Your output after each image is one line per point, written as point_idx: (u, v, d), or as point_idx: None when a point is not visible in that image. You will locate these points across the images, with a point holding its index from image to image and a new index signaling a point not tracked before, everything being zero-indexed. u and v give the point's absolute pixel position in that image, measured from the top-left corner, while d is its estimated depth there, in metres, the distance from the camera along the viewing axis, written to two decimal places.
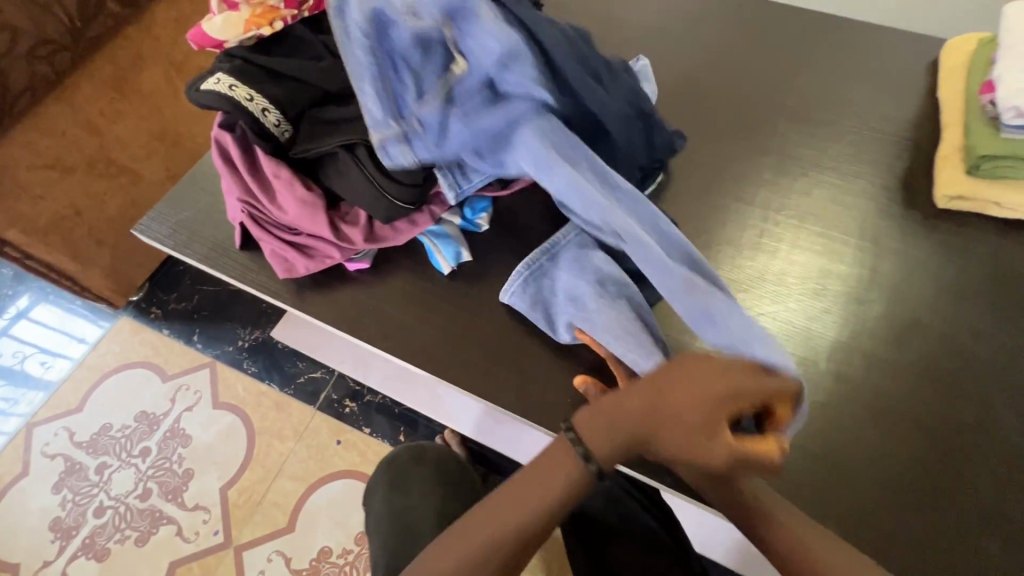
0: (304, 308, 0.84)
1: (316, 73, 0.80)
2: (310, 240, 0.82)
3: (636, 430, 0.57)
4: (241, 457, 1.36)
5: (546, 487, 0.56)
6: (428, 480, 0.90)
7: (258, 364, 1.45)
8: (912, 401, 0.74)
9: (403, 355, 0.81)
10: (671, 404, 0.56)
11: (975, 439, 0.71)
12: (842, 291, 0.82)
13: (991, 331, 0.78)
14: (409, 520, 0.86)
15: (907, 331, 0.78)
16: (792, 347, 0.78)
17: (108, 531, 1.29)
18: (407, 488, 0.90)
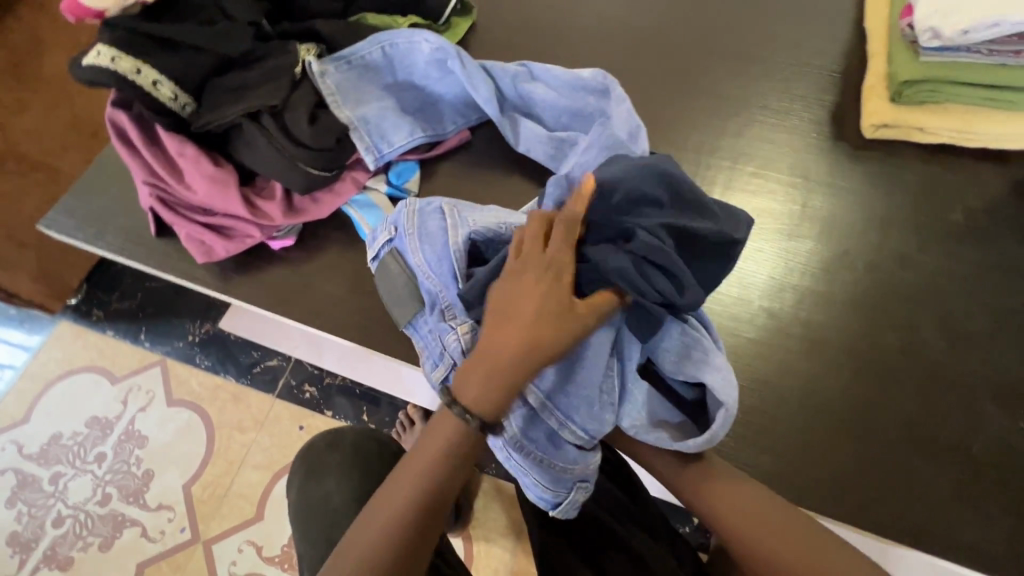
0: (228, 292, 0.81)
1: (200, 36, 0.74)
2: (227, 220, 0.78)
3: (510, 379, 0.56)
4: (202, 453, 1.33)
5: (432, 442, 0.58)
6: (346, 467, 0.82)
7: (212, 357, 1.41)
8: (844, 331, 0.75)
9: (337, 331, 0.79)
10: (527, 292, 0.56)
11: (905, 362, 0.73)
12: (775, 227, 0.82)
13: (917, 257, 0.79)
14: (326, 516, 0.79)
15: (838, 262, 0.79)
16: (728, 284, 0.77)
17: (70, 539, 1.26)
18: (325, 478, 0.82)
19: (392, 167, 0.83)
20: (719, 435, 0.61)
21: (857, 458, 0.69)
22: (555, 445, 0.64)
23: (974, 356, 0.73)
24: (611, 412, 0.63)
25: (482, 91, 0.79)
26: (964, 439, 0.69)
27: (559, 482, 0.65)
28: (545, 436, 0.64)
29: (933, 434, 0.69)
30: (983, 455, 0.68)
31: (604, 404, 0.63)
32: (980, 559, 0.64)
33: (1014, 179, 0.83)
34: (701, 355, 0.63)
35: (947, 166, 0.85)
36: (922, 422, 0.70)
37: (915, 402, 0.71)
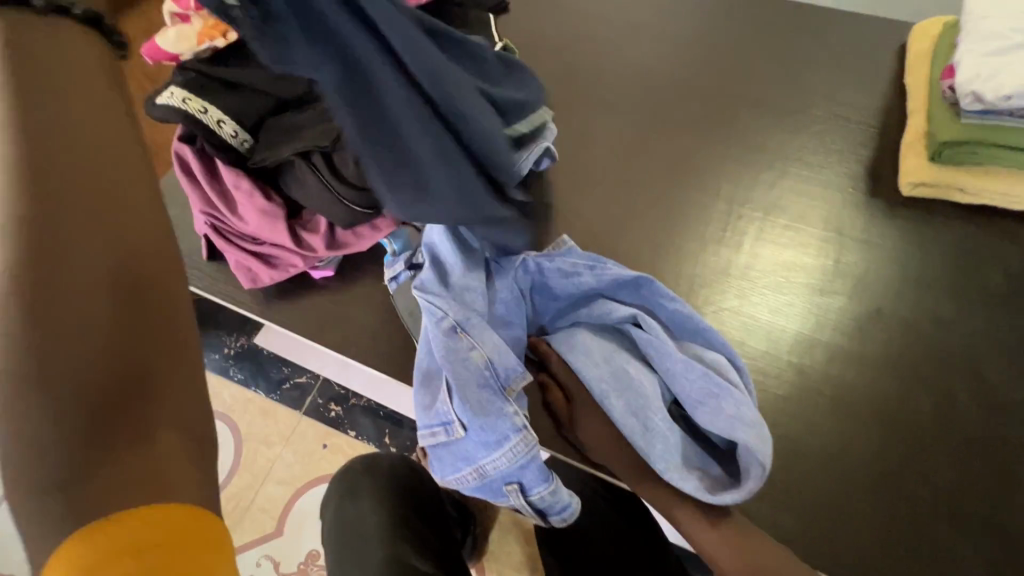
0: (270, 317, 0.85)
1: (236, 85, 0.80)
2: (273, 249, 0.82)
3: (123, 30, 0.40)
4: (229, 463, 1.37)
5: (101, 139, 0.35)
6: (385, 491, 0.75)
7: (244, 371, 1.46)
8: (874, 391, 0.73)
9: (368, 361, 0.82)
10: None
11: (937, 430, 0.71)
12: (806, 282, 0.81)
13: (952, 319, 0.77)
14: (353, 541, 0.71)
15: (870, 320, 0.78)
16: (757, 338, 0.77)
17: None
18: (358, 502, 0.74)
19: None
20: (753, 491, 0.62)
21: (886, 528, 0.67)
22: (462, 458, 0.66)
23: (1012, 428, 0.70)
24: (484, 422, 0.64)
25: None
26: (998, 514, 0.66)
27: (495, 493, 0.68)
28: (443, 451, 0.67)
29: (965, 507, 0.67)
30: (1019, 533, 0.65)
31: (455, 413, 0.65)
32: None
33: None
34: (730, 406, 0.63)
35: (987, 227, 0.83)
36: (954, 492, 0.68)
37: (947, 472, 0.69)
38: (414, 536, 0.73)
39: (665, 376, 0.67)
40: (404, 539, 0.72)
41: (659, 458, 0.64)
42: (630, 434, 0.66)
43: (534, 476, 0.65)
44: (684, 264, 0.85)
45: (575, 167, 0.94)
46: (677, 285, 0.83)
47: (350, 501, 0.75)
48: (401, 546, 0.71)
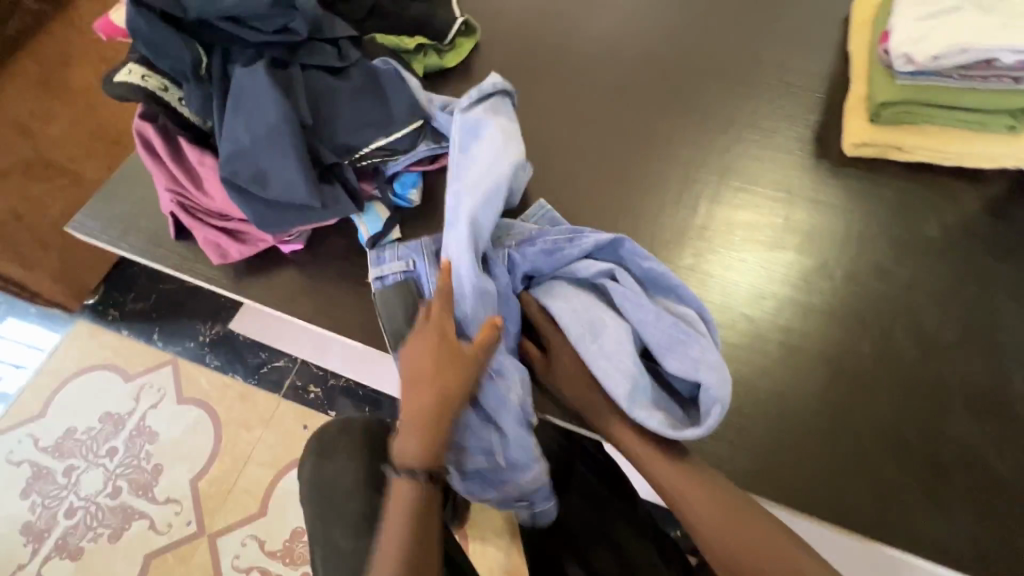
0: (242, 291, 0.86)
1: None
2: (243, 225, 0.83)
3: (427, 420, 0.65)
4: (210, 449, 1.38)
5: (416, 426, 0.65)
6: (363, 450, 0.76)
7: (221, 357, 1.47)
8: (820, 337, 0.78)
9: (342, 330, 0.84)
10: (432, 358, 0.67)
11: (877, 369, 0.76)
12: (758, 240, 0.86)
13: (891, 268, 0.82)
14: (332, 496, 0.74)
15: (818, 273, 0.83)
16: (712, 295, 0.82)
17: (80, 530, 1.30)
18: (336, 460, 0.76)
19: (398, 177, 0.87)
20: (710, 429, 0.66)
21: (831, 460, 0.72)
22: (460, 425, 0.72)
23: (945, 363, 0.76)
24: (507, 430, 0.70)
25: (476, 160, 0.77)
26: (932, 443, 0.72)
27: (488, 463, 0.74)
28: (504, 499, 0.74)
29: (902, 439, 0.72)
30: (951, 459, 0.71)
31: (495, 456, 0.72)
32: (947, 557, 0.67)
33: (987, 196, 0.87)
34: (694, 350, 0.68)
35: (924, 183, 0.89)
36: (892, 426, 0.73)
37: (885, 407, 0.74)
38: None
39: (637, 326, 0.70)
40: (383, 496, 0.74)
41: (627, 398, 0.68)
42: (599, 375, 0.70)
43: (520, 451, 0.70)
44: (645, 227, 0.88)
45: (539, 139, 0.97)
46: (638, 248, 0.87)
47: (328, 459, 0.76)
48: (378, 502, 0.74)
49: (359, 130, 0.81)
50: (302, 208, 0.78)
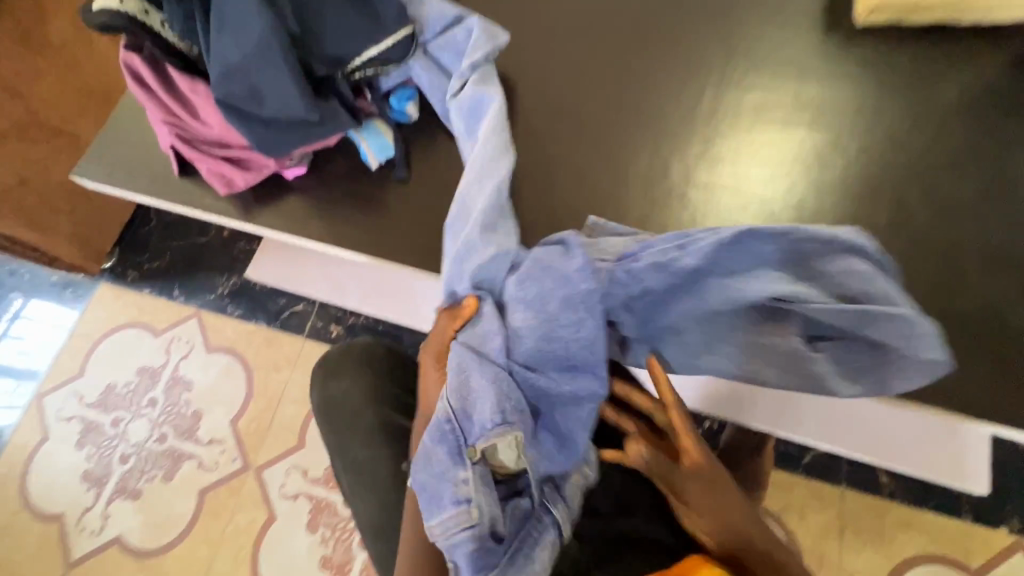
0: (253, 220, 0.86)
1: None
2: (244, 152, 0.82)
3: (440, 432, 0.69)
4: (244, 391, 1.44)
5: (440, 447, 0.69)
6: (363, 368, 0.80)
7: (242, 306, 1.50)
8: (833, 212, 0.77)
9: (354, 249, 0.85)
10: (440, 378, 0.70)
11: (891, 237, 0.75)
12: (768, 122, 0.83)
13: (905, 137, 0.80)
14: (341, 411, 0.78)
15: (831, 149, 0.81)
16: (724, 181, 0.80)
17: (136, 473, 1.39)
18: (339, 380, 0.80)
19: (393, 91, 0.86)
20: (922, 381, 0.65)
21: None
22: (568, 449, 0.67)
23: (961, 225, 0.75)
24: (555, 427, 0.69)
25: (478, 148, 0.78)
26: (945, 304, 0.72)
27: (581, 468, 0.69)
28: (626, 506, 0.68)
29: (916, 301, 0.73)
30: (964, 316, 0.72)
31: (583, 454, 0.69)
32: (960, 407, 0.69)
33: (1008, 53, 0.83)
34: (815, 273, 0.66)
35: (940, 45, 0.84)
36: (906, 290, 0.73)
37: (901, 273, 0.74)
38: (398, 403, 0.79)
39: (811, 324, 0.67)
40: (387, 407, 0.78)
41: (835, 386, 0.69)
42: (742, 340, 0.70)
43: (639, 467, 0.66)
44: (650, 118, 0.85)
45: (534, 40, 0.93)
46: (645, 142, 0.84)
47: (333, 379, 0.80)
48: (385, 411, 0.77)
49: (346, 41, 0.78)
50: (301, 125, 0.78)
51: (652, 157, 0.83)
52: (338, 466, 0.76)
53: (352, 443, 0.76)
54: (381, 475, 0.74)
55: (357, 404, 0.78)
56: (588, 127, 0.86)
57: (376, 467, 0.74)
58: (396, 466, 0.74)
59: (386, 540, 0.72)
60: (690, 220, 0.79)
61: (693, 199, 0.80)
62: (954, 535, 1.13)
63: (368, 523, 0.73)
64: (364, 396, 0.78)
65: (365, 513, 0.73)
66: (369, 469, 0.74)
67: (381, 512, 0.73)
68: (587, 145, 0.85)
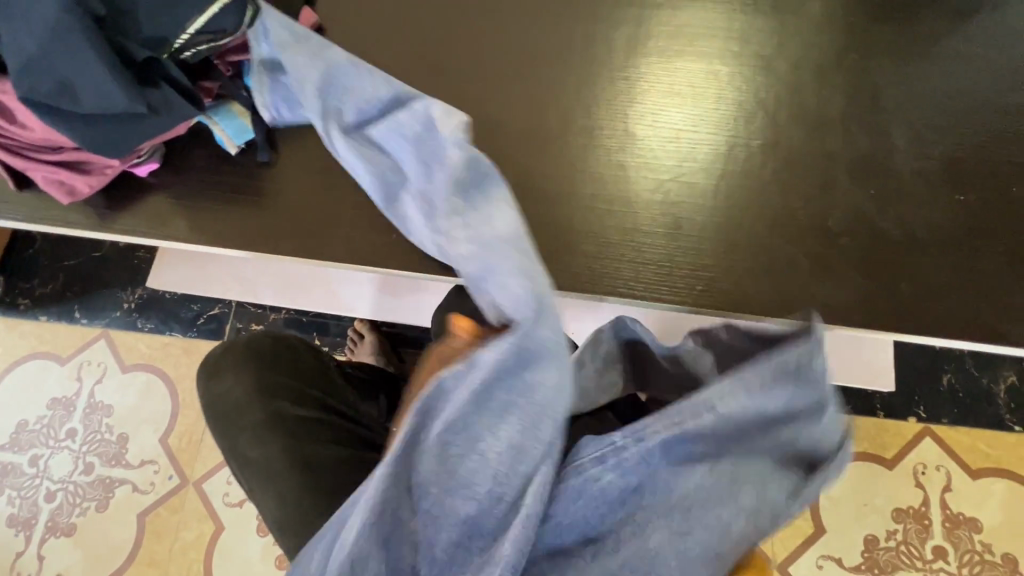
0: (109, 227, 0.78)
1: None
2: (76, 153, 0.74)
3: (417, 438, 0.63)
4: (169, 406, 1.37)
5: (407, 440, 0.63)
6: (244, 363, 0.75)
7: (153, 319, 1.41)
8: (711, 140, 0.76)
9: (223, 244, 0.78)
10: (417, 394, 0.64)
11: (767, 157, 0.75)
12: (642, 54, 0.80)
13: (775, 55, 0.79)
14: (227, 413, 0.74)
15: (704, 75, 0.79)
16: (603, 124, 0.78)
17: (67, 509, 1.32)
18: (221, 380, 0.75)
19: (245, 68, 0.78)
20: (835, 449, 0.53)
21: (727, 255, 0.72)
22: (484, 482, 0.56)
23: (833, 138, 0.75)
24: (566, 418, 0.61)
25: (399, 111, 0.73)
26: (823, 217, 0.72)
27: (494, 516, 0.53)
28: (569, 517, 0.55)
29: (795, 219, 0.73)
30: (841, 228, 0.72)
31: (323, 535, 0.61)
32: (845, 317, 0.70)
33: None
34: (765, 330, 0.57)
35: None
36: (784, 209, 0.73)
37: (779, 193, 0.74)
38: (289, 393, 0.75)
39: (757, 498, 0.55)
40: (274, 398, 0.74)
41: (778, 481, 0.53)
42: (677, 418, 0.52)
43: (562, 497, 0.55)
44: (521, 64, 0.81)
45: None
46: (517, 90, 0.80)
47: (216, 379, 0.76)
48: (274, 403, 0.73)
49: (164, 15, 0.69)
50: (125, 119, 0.69)
51: (527, 106, 0.79)
52: (232, 467, 0.73)
53: (242, 441, 0.72)
54: (279, 468, 0.71)
55: (244, 399, 0.74)
56: (458, 80, 0.81)
57: (270, 460, 0.71)
58: (293, 457, 0.71)
59: (291, 538, 0.68)
60: (570, 166, 0.76)
61: (572, 143, 0.77)
62: (870, 432, 1.22)
63: (272, 521, 0.69)
64: (250, 389, 0.74)
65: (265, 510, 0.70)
66: (263, 464, 0.71)
67: (282, 507, 0.69)
68: (458, 100, 0.80)
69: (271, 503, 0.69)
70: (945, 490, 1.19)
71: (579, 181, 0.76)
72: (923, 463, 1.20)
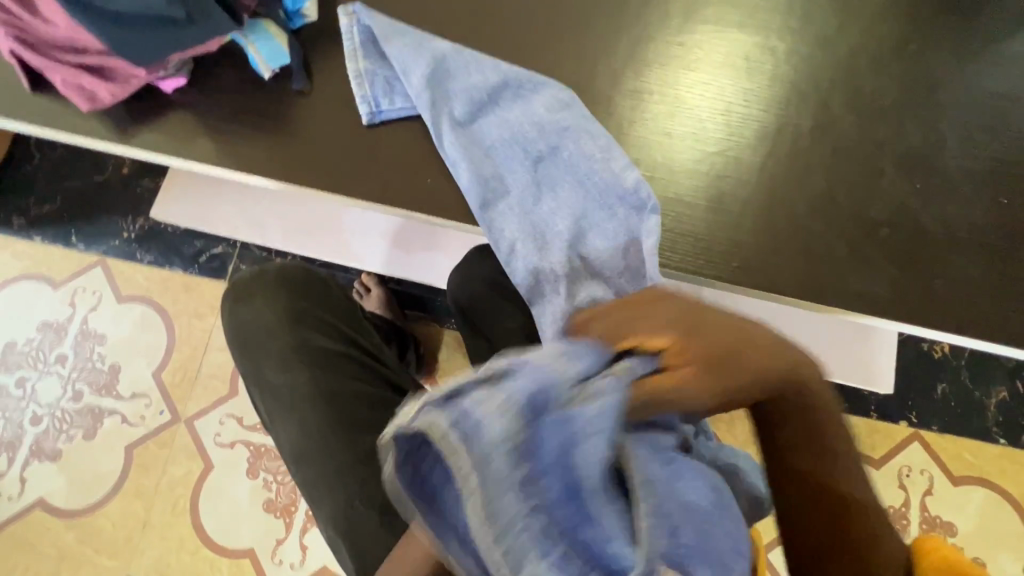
0: (127, 142, 0.75)
1: None
2: (102, 58, 0.70)
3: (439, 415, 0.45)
4: (165, 342, 1.34)
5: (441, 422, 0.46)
6: (275, 289, 0.76)
7: (153, 252, 1.37)
8: (761, 116, 0.74)
9: (248, 171, 0.75)
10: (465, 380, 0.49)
11: (814, 141, 0.74)
12: (700, 21, 0.77)
13: (834, 37, 0.77)
14: (255, 338, 0.75)
15: (761, 50, 0.76)
16: (653, 89, 0.75)
17: (53, 434, 1.30)
18: (251, 304, 0.77)
19: None
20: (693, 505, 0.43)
21: (765, 234, 0.71)
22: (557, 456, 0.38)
23: (882, 128, 0.74)
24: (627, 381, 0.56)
25: (473, 74, 0.74)
26: (864, 207, 0.71)
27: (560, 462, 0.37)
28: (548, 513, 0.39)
29: (837, 206, 0.72)
30: (880, 219, 0.71)
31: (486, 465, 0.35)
32: (875, 308, 0.70)
33: None
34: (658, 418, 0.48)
35: None
36: (826, 195, 0.72)
37: (822, 178, 0.72)
38: (315, 322, 0.76)
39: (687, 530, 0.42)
40: (300, 329, 0.75)
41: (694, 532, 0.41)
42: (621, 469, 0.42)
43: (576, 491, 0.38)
44: (574, 17, 0.78)
45: None
46: (567, 45, 0.77)
47: (244, 302, 0.77)
48: (301, 333, 0.75)
49: None
50: (161, 24, 0.66)
51: (576, 61, 0.76)
52: (254, 391, 0.75)
53: (266, 366, 0.74)
54: (302, 398, 0.72)
55: (270, 326, 0.75)
56: (507, 27, 0.77)
57: (293, 389, 0.73)
58: (315, 386, 0.72)
59: (307, 465, 0.71)
60: (615, 129, 0.74)
61: (619, 105, 0.75)
62: (862, 432, 1.24)
63: (290, 446, 0.71)
64: (277, 316, 0.75)
65: (283, 436, 0.72)
66: (285, 391, 0.73)
67: (302, 434, 0.71)
68: (506, 48, 0.77)
69: (291, 430, 0.72)
70: (927, 493, 1.22)
71: (626, 145, 0.74)
72: (909, 466, 1.23)
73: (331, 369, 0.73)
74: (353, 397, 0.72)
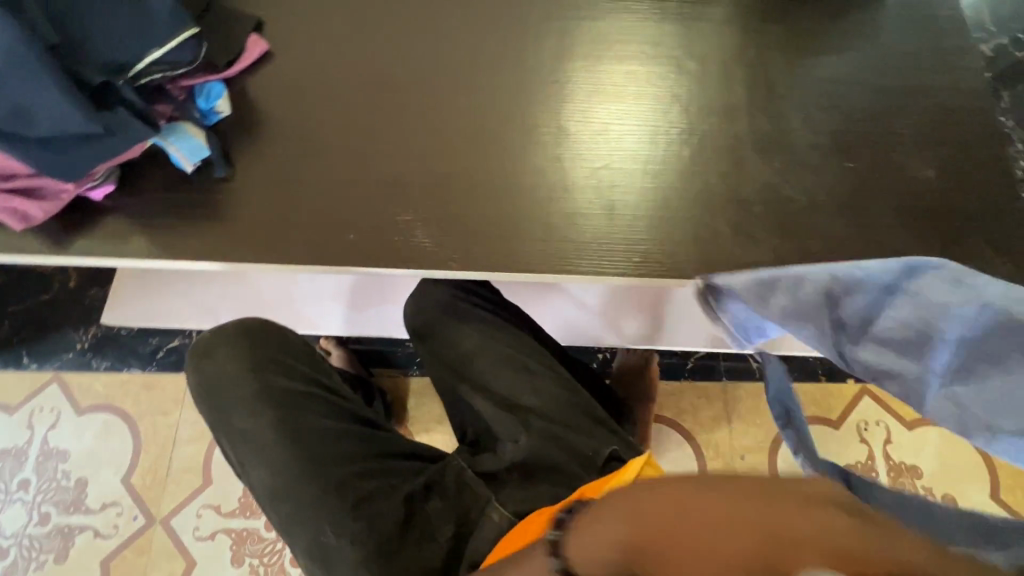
0: (63, 251, 0.79)
1: None
2: (30, 179, 0.75)
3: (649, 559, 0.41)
4: (131, 445, 1.33)
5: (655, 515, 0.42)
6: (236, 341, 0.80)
7: (109, 357, 1.38)
8: (637, 130, 0.85)
9: (183, 258, 0.80)
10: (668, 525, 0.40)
11: (686, 143, 0.84)
12: (571, 59, 0.89)
13: (685, 55, 0.89)
14: (219, 389, 0.79)
15: (626, 75, 0.88)
16: (542, 121, 0.86)
17: (21, 564, 1.25)
18: (213, 358, 0.80)
19: (198, 91, 0.82)
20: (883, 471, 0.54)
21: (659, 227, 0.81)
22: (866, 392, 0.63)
23: (740, 123, 0.85)
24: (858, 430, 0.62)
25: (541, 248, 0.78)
26: (736, 191, 0.82)
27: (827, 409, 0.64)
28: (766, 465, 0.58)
29: (714, 195, 0.82)
30: (754, 198, 0.82)
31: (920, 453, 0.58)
32: None
33: None
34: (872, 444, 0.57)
35: None
36: (703, 187, 0.82)
37: (698, 173, 0.83)
38: (277, 368, 0.80)
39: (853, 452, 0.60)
40: (262, 374, 0.79)
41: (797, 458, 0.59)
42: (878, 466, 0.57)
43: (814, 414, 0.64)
44: (461, 74, 0.88)
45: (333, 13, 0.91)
46: (459, 99, 0.87)
47: (206, 357, 0.80)
48: (264, 378, 0.79)
49: (117, 44, 0.73)
50: (81, 139, 0.72)
51: (469, 111, 0.86)
52: (222, 440, 0.78)
53: (231, 415, 0.77)
54: (268, 440, 0.75)
55: (233, 376, 0.79)
56: (403, 92, 0.87)
57: (260, 432, 0.76)
58: (283, 428, 0.75)
59: (281, 502, 0.73)
60: (514, 162, 0.84)
61: (513, 141, 0.85)
62: (815, 396, 1.31)
63: (263, 488, 0.74)
64: (239, 367, 0.79)
65: (255, 477, 0.75)
66: (253, 436, 0.76)
67: (274, 474, 0.74)
68: (405, 110, 0.86)
69: (262, 470, 0.74)
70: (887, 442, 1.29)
71: (527, 172, 0.83)
72: (864, 420, 1.30)
73: (296, 408, 0.77)
74: (320, 431, 0.76)
